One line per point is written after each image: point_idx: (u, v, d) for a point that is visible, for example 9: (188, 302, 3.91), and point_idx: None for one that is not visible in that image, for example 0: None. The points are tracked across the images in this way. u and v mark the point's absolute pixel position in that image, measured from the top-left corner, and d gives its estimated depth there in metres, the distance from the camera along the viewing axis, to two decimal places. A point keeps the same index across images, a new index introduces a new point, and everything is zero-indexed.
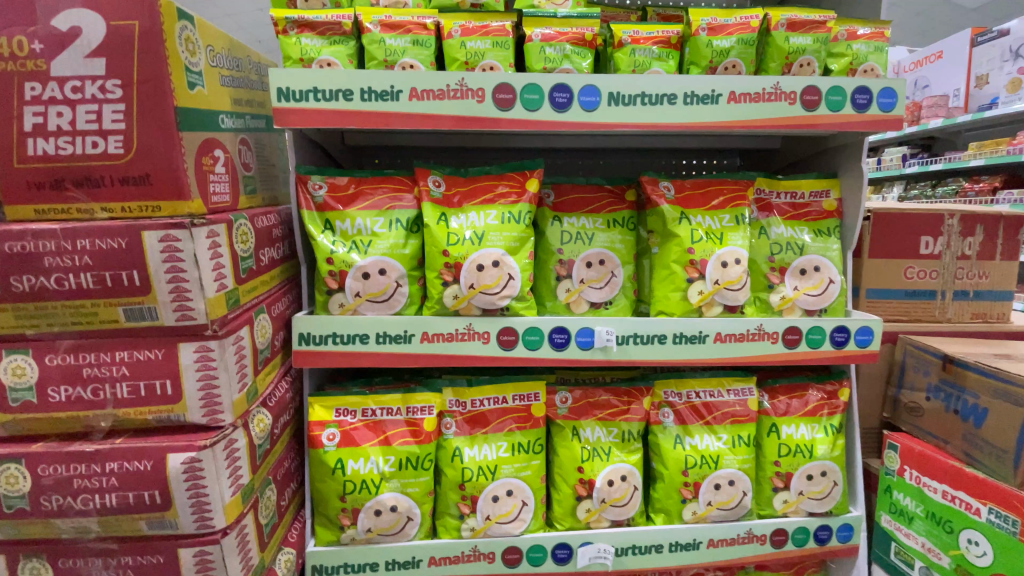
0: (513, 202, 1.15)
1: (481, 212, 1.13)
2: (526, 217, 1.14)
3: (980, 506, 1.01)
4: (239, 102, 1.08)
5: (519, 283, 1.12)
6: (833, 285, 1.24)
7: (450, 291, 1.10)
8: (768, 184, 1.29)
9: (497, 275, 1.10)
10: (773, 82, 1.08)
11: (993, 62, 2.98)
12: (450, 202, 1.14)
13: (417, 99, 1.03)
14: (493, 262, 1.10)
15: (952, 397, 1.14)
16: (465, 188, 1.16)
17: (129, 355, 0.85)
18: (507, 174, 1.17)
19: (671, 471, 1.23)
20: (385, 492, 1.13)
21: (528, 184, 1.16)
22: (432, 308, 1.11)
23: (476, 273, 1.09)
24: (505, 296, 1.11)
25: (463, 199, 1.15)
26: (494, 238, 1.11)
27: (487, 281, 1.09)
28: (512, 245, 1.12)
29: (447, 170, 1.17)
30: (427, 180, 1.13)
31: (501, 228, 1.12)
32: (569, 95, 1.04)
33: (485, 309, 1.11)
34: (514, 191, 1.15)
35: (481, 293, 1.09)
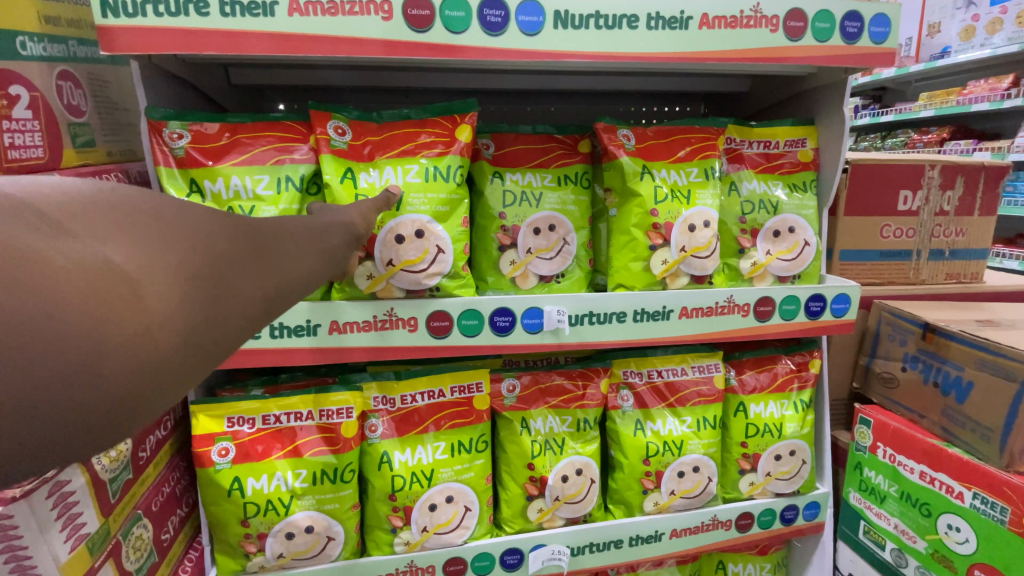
0: (440, 154, 0.92)
1: (398, 167, 0.90)
2: (458, 175, 0.92)
3: (962, 490, 0.93)
4: (53, 21, 0.79)
5: (452, 257, 0.92)
6: (808, 247, 1.10)
7: (362, 270, 0.88)
8: (739, 132, 1.12)
9: (424, 249, 0.89)
10: (752, 3, 0.88)
11: (945, 10, 2.87)
12: (359, 154, 0.91)
13: (300, 14, 0.77)
14: (416, 232, 0.89)
15: (931, 368, 1.04)
16: (378, 138, 0.92)
17: None
18: (432, 118, 0.94)
19: (632, 461, 1.10)
20: (297, 512, 0.94)
21: (459, 133, 0.93)
22: (343, 288, 0.90)
23: (395, 247, 0.88)
24: (435, 275, 0.91)
25: (375, 151, 0.91)
26: (416, 202, 0.90)
27: (408, 256, 0.89)
28: (439, 210, 0.91)
29: (354, 112, 0.93)
30: (326, 126, 0.88)
31: (424, 188, 0.90)
32: (504, 13, 0.81)
33: (408, 292, 0.91)
34: (442, 142, 0.93)
35: (403, 272, 0.89)
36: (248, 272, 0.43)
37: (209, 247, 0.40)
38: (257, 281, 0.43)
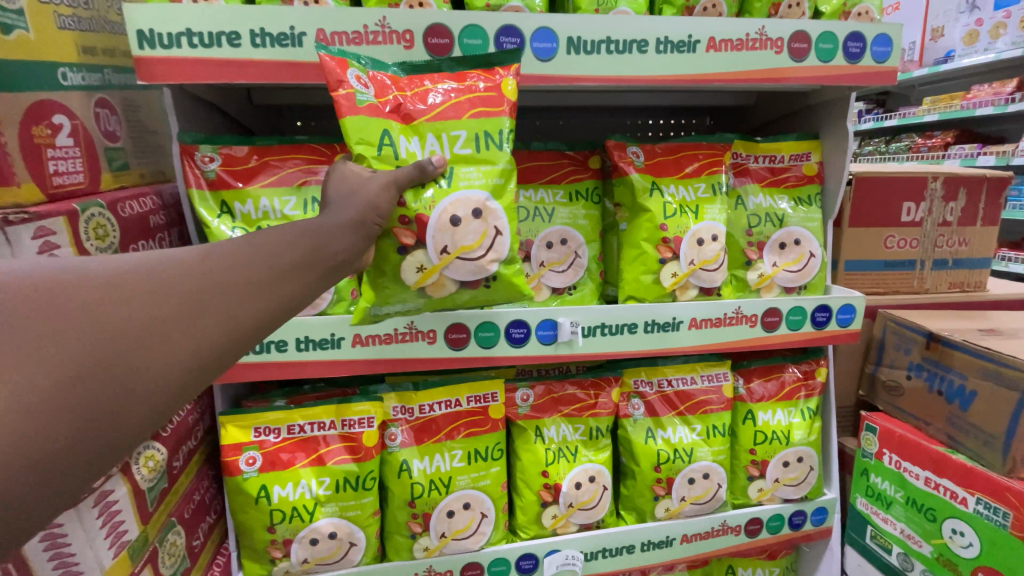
0: (491, 117, 0.80)
1: (443, 134, 0.79)
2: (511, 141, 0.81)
3: (966, 495, 0.96)
4: (91, 52, 0.84)
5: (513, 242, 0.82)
6: (813, 259, 1.13)
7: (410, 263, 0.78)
8: (745, 147, 1.15)
9: (483, 232, 0.79)
10: (757, 27, 0.92)
11: (948, 14, 2.89)
12: (392, 113, 0.78)
13: (326, 44, 0.81)
14: (473, 212, 0.78)
15: (936, 376, 1.07)
16: (410, 92, 0.79)
17: None
18: (470, 73, 0.81)
19: (643, 468, 1.13)
20: (321, 518, 0.97)
21: (510, 91, 0.81)
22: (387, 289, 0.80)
23: (450, 230, 0.77)
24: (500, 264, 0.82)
25: (413, 110, 0.78)
26: (469, 172, 0.79)
27: (466, 240, 0.78)
28: (498, 183, 0.80)
29: (368, 59, 0.79)
30: (348, 78, 0.76)
31: (477, 161, 0.80)
32: (520, 40, 0.85)
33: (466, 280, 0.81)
34: (493, 100, 0.80)
35: (459, 259, 0.79)
36: (193, 323, 0.43)
37: (163, 310, 0.42)
38: (203, 331, 0.43)
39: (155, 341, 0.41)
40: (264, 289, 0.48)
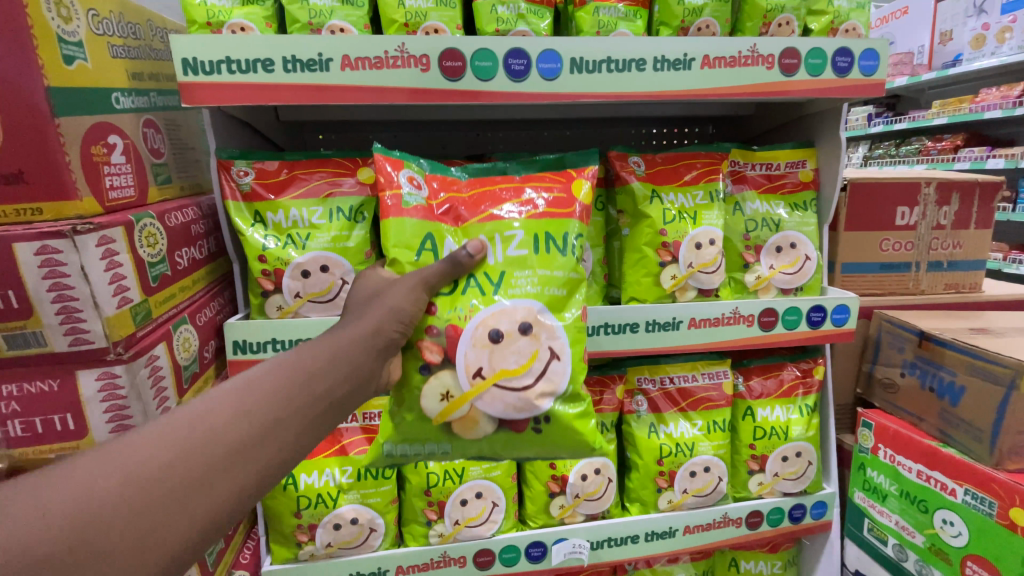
0: (560, 220, 0.82)
1: (501, 236, 0.80)
2: (577, 248, 0.83)
3: (955, 487, 1.02)
4: (139, 77, 0.93)
5: (564, 366, 0.78)
6: (809, 262, 1.18)
7: (436, 385, 0.75)
8: (743, 156, 1.21)
9: (524, 351, 0.75)
10: (749, 44, 0.98)
11: (956, 18, 2.93)
12: (445, 215, 0.81)
13: (351, 68, 0.89)
14: (516, 332, 0.75)
15: (928, 374, 1.12)
16: (470, 196, 0.83)
17: (17, 388, 0.72)
18: (538, 174, 0.87)
19: (646, 461, 1.19)
20: (344, 505, 1.06)
21: (579, 192, 0.86)
22: (413, 414, 0.77)
23: (488, 352, 0.75)
24: (546, 395, 0.76)
25: (467, 212, 0.82)
26: (524, 279, 0.79)
27: (505, 364, 0.74)
28: (557, 295, 0.80)
29: (427, 162, 0.86)
30: (401, 179, 0.81)
31: (531, 267, 0.79)
32: (527, 62, 0.92)
33: (501, 411, 0.75)
34: (564, 202, 0.84)
35: (496, 386, 0.74)
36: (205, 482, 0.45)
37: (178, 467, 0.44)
38: (212, 484, 0.45)
39: (166, 502, 0.43)
40: (275, 436, 0.50)
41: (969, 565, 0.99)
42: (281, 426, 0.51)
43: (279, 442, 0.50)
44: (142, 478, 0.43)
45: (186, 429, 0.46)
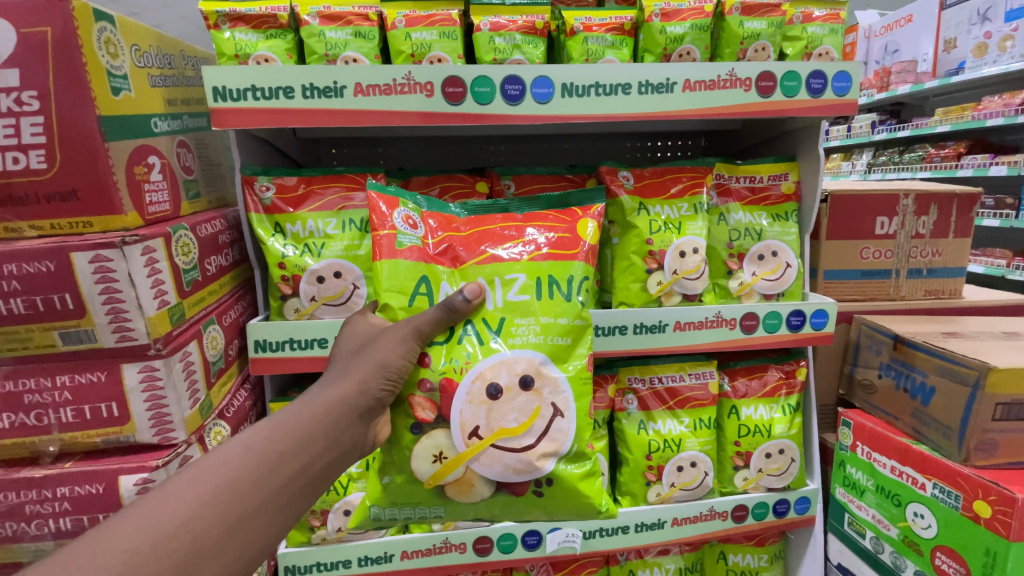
0: (564, 262, 0.90)
1: (503, 280, 0.86)
2: (580, 295, 0.89)
3: (925, 481, 1.08)
4: (174, 103, 1.03)
5: (565, 424, 0.82)
6: (790, 269, 1.25)
7: (430, 446, 0.81)
8: (727, 169, 1.29)
9: (523, 408, 0.80)
10: (727, 69, 1.06)
11: (961, 26, 2.98)
12: (443, 255, 0.88)
13: (362, 95, 0.98)
14: (513, 389, 0.80)
15: (902, 375, 1.19)
16: (468, 235, 0.92)
17: (71, 379, 0.82)
18: (541, 215, 0.96)
19: (636, 455, 1.26)
20: (353, 492, 1.17)
21: (584, 233, 0.94)
22: (404, 475, 0.84)
23: (485, 411, 0.79)
24: (546, 454, 0.81)
25: (464, 253, 0.89)
26: (525, 327, 0.84)
27: (502, 425, 0.79)
28: (560, 344, 0.85)
29: (423, 199, 0.94)
30: (398, 222, 0.89)
31: (535, 315, 0.85)
32: (521, 87, 1.01)
33: (498, 471, 0.80)
34: (567, 244, 0.92)
35: (491, 445, 0.79)
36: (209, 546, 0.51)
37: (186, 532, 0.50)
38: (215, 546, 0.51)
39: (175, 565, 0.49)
40: (278, 496, 0.57)
41: (939, 556, 1.04)
42: (282, 494, 0.58)
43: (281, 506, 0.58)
44: (172, 532, 0.49)
45: (200, 489, 0.53)
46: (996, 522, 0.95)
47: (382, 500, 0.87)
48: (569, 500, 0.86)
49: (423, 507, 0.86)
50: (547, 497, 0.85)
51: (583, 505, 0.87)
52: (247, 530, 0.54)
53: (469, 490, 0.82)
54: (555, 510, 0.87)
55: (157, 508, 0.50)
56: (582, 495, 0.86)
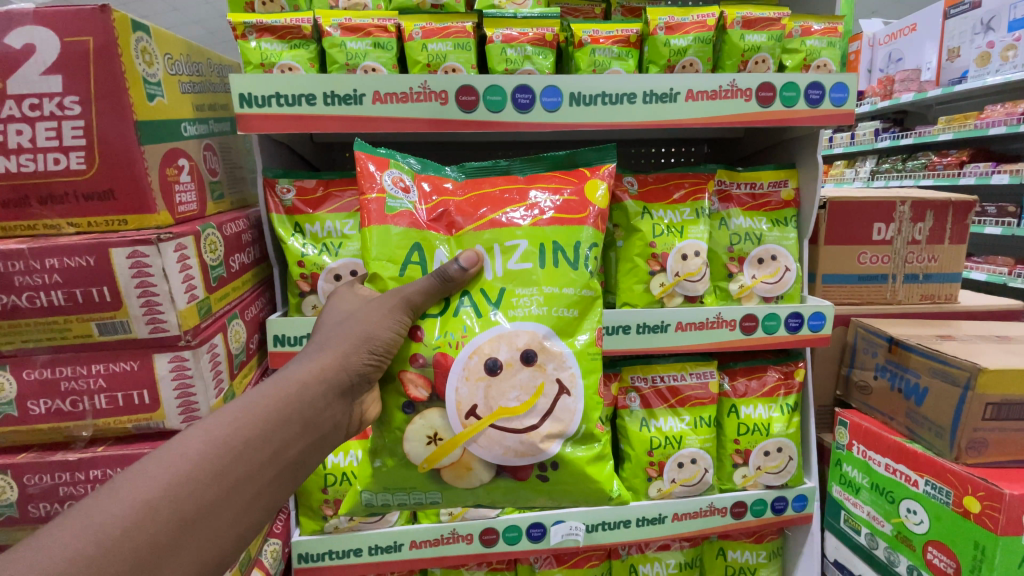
0: (569, 227, 0.91)
1: (505, 250, 0.88)
2: (587, 262, 0.90)
3: (917, 478, 1.11)
4: (201, 108, 1.09)
5: (569, 403, 0.86)
6: (789, 273, 1.29)
7: (424, 427, 0.84)
8: (728, 176, 1.33)
9: (521, 387, 0.83)
10: (728, 80, 1.10)
11: (965, 35, 3.02)
12: (438, 221, 0.91)
13: (380, 102, 1.03)
14: (513, 366, 0.83)
15: (897, 376, 1.23)
16: (466, 198, 0.93)
17: (105, 367, 0.87)
18: (547, 176, 0.97)
19: (638, 452, 1.30)
20: None
21: (592, 196, 0.95)
22: (396, 458, 0.87)
23: (483, 389, 0.82)
24: (549, 436, 0.84)
25: (460, 217, 0.91)
26: (526, 298, 0.87)
27: (502, 404, 0.82)
28: (566, 315, 0.88)
29: (415, 162, 0.96)
30: (390, 185, 0.90)
31: (537, 285, 0.87)
32: (531, 96, 1.06)
33: (498, 453, 0.83)
34: (573, 208, 0.93)
35: (491, 424, 0.82)
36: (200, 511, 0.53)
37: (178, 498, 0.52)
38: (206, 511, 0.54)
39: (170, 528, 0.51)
40: (264, 466, 0.60)
41: (930, 550, 1.08)
42: (264, 470, 0.60)
43: (262, 484, 0.60)
44: (161, 496, 0.51)
45: (186, 458, 0.55)
46: (984, 516, 0.98)
47: (375, 484, 0.90)
48: (571, 484, 0.89)
49: (418, 493, 0.89)
50: (552, 482, 0.88)
51: (589, 489, 0.90)
52: (235, 498, 0.57)
53: (466, 474, 0.85)
54: (559, 492, 0.90)
55: (146, 474, 0.52)
56: (590, 478, 0.89)
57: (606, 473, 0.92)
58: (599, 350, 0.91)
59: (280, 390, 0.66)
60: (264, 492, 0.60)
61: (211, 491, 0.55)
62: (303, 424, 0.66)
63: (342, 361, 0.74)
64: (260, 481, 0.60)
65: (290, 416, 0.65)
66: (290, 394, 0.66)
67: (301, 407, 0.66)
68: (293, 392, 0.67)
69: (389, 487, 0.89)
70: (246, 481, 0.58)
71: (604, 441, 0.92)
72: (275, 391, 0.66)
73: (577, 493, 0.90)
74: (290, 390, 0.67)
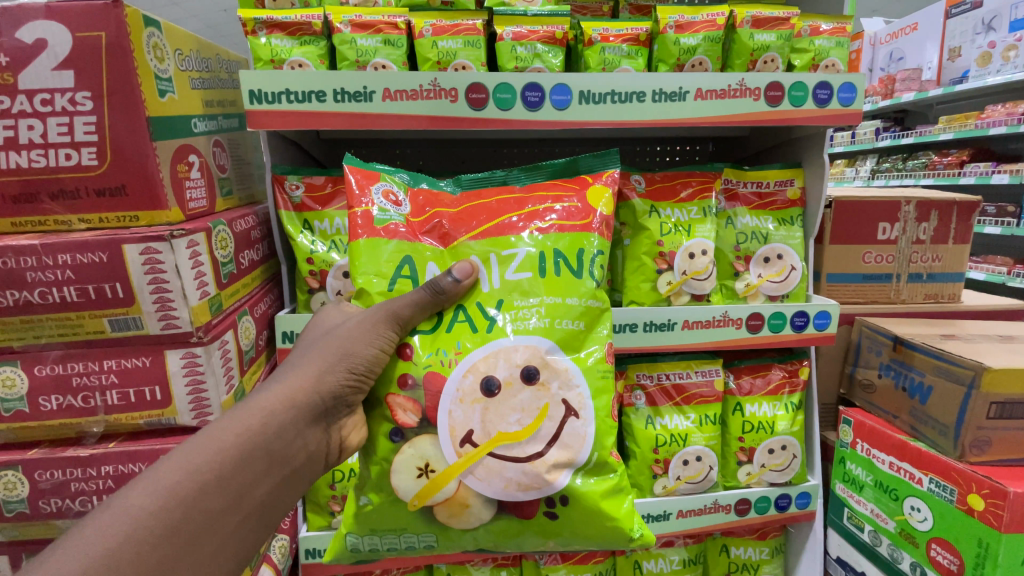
0: (572, 236, 0.91)
1: (501, 258, 0.89)
2: (593, 272, 0.90)
3: (921, 476, 1.12)
4: (210, 104, 1.09)
5: (577, 426, 0.83)
6: (794, 271, 1.30)
7: (414, 458, 0.82)
8: (735, 175, 1.34)
9: (522, 409, 0.81)
10: (737, 79, 1.11)
11: (965, 35, 3.03)
12: (430, 233, 0.91)
13: (391, 99, 1.03)
14: (513, 388, 0.82)
15: (901, 374, 1.23)
16: (460, 210, 0.94)
17: (117, 363, 0.87)
18: (546, 185, 0.97)
19: (643, 449, 1.31)
20: None
21: (596, 203, 0.95)
22: (382, 494, 0.85)
23: (480, 413, 0.81)
24: (558, 465, 0.82)
25: (452, 229, 0.92)
26: (527, 310, 0.86)
27: (502, 428, 0.81)
28: (572, 328, 0.87)
29: (407, 176, 0.97)
30: (381, 200, 0.92)
31: (534, 294, 0.87)
32: (541, 94, 1.06)
33: (498, 486, 0.81)
34: (577, 214, 0.93)
35: (489, 453, 0.81)
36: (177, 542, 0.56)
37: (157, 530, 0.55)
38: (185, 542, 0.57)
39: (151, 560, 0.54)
40: (241, 498, 0.63)
41: (933, 547, 1.09)
42: (241, 499, 0.63)
43: (230, 527, 0.62)
44: (140, 529, 0.54)
45: (166, 489, 0.58)
46: (987, 514, 1.00)
47: (359, 525, 0.89)
48: (584, 519, 0.85)
49: (409, 538, 0.89)
50: (562, 517, 0.85)
51: (602, 526, 0.86)
52: (213, 528, 0.60)
53: (462, 511, 0.83)
54: (574, 527, 0.86)
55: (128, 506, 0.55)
56: (596, 511, 0.85)
57: (623, 509, 0.87)
58: (612, 367, 0.89)
59: (255, 417, 0.68)
60: (233, 534, 0.62)
61: (188, 524, 0.58)
62: (279, 450, 0.69)
63: (317, 384, 0.76)
64: (226, 525, 0.61)
65: (266, 443, 0.67)
66: (264, 422, 0.68)
67: (276, 435, 0.69)
68: (261, 428, 0.68)
69: (375, 527, 0.88)
70: (221, 517, 0.61)
71: (620, 471, 0.89)
72: (249, 418, 0.68)
73: (588, 530, 0.86)
74: (265, 416, 0.69)
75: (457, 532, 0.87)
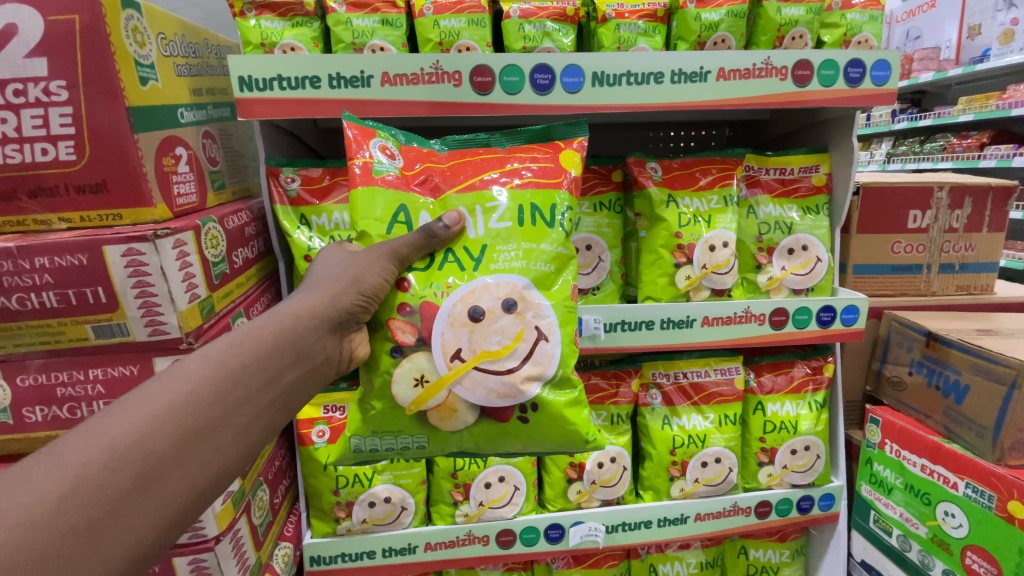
0: (545, 191, 0.85)
1: (484, 207, 0.83)
2: (564, 220, 0.85)
3: (957, 480, 1.06)
4: (199, 92, 1.02)
5: (551, 348, 0.81)
6: (820, 263, 1.22)
7: (412, 369, 0.79)
8: (756, 160, 1.27)
9: (506, 331, 0.78)
10: (763, 57, 1.02)
11: (986, 12, 2.87)
12: (421, 186, 0.85)
13: (389, 84, 0.96)
14: (497, 309, 0.78)
15: (935, 372, 1.17)
16: (450, 166, 0.87)
17: (104, 372, 0.82)
18: (524, 146, 0.90)
19: (660, 451, 1.25)
20: (378, 484, 1.16)
21: (568, 164, 0.88)
22: (385, 401, 0.81)
23: (467, 333, 0.78)
24: (530, 378, 0.79)
25: (445, 183, 0.85)
26: (507, 254, 0.81)
27: (488, 345, 0.78)
28: (545, 270, 0.82)
29: (403, 135, 0.89)
30: (372, 149, 0.84)
31: (514, 243, 0.82)
32: (551, 76, 0.98)
33: (482, 395, 0.78)
34: (550, 173, 0.87)
35: (475, 368, 0.77)
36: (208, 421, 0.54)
37: (187, 409, 0.53)
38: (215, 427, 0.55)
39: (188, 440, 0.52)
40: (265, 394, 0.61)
41: (969, 555, 1.04)
42: (263, 392, 0.61)
43: (256, 415, 0.59)
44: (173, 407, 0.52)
45: (194, 378, 0.55)
46: None
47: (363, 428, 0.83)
48: (557, 432, 0.83)
49: (406, 438, 0.83)
50: (534, 425, 0.82)
51: (572, 434, 0.83)
52: (240, 415, 0.58)
53: (452, 415, 0.79)
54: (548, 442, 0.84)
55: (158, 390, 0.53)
56: (568, 424, 0.83)
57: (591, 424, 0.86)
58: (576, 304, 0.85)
59: (274, 321, 0.66)
60: (265, 409, 0.61)
61: (218, 405, 0.55)
62: (297, 354, 0.67)
63: (333, 299, 0.73)
64: (255, 404, 0.60)
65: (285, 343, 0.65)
66: (282, 325, 0.66)
67: (294, 337, 0.67)
68: (280, 329, 0.66)
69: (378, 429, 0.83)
70: (246, 403, 0.58)
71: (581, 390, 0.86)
72: (270, 322, 0.66)
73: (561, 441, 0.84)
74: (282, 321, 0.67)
75: (455, 436, 0.82)
